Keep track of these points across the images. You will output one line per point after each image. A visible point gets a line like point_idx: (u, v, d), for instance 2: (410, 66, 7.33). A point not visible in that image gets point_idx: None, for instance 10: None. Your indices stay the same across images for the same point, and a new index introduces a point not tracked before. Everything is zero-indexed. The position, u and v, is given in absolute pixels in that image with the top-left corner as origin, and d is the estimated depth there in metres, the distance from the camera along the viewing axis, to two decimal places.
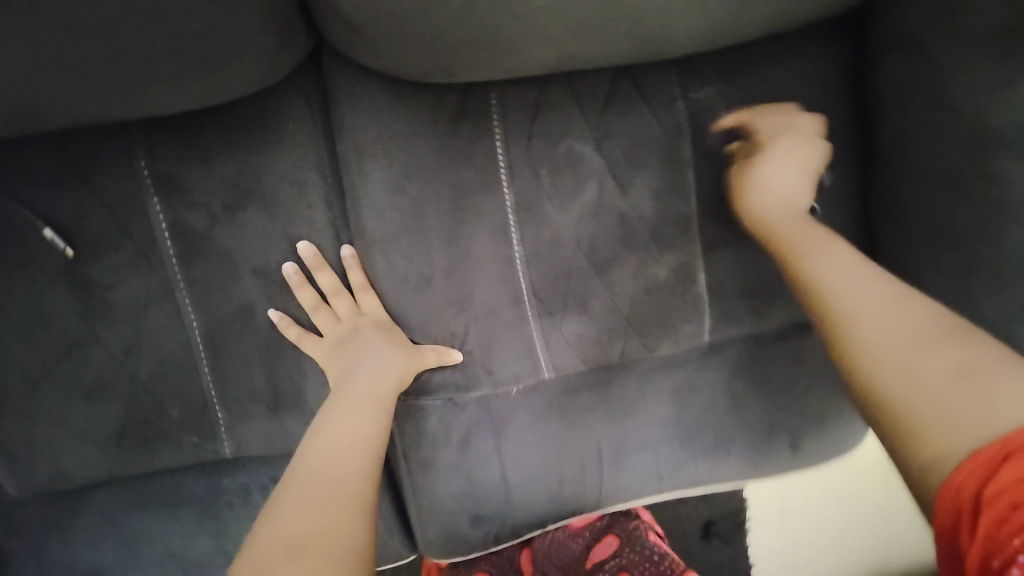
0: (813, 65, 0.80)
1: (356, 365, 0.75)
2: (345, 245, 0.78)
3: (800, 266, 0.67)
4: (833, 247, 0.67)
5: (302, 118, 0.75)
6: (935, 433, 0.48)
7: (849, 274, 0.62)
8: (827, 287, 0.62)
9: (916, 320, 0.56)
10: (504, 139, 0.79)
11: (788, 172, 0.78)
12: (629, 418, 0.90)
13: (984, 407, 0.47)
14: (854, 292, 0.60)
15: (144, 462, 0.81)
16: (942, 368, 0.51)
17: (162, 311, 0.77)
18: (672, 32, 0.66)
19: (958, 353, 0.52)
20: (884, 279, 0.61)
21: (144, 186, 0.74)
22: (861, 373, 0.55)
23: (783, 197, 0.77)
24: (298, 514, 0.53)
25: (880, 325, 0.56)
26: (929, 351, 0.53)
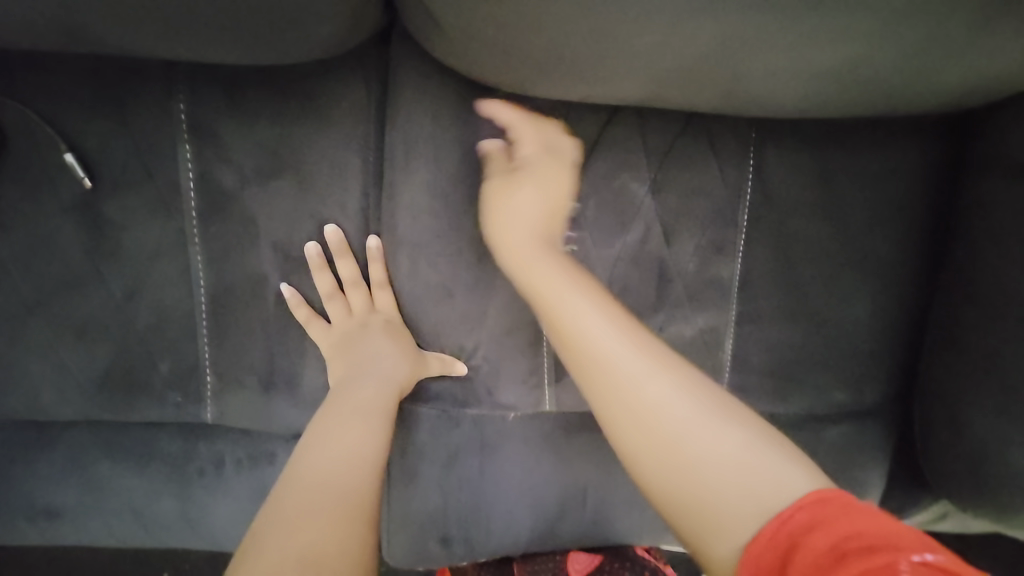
0: (897, 156, 0.76)
1: (362, 365, 0.71)
2: (373, 236, 0.74)
3: (544, 306, 0.60)
4: (567, 282, 0.61)
5: (358, 95, 0.70)
6: (720, 517, 0.47)
7: (601, 332, 0.56)
8: (580, 346, 0.56)
9: (684, 390, 0.52)
10: (560, 162, 0.75)
11: (527, 200, 0.68)
12: (623, 470, 0.87)
13: (756, 489, 0.46)
14: (613, 354, 0.55)
15: (121, 412, 0.78)
16: (715, 447, 0.49)
17: (172, 263, 0.74)
18: (770, 98, 0.62)
19: (727, 433, 0.49)
20: (625, 331, 0.56)
21: (178, 131, 0.70)
22: (650, 481, 0.51)
23: (519, 217, 0.68)
24: (305, 525, 0.50)
25: (657, 415, 0.51)
26: (657, 405, 0.52)
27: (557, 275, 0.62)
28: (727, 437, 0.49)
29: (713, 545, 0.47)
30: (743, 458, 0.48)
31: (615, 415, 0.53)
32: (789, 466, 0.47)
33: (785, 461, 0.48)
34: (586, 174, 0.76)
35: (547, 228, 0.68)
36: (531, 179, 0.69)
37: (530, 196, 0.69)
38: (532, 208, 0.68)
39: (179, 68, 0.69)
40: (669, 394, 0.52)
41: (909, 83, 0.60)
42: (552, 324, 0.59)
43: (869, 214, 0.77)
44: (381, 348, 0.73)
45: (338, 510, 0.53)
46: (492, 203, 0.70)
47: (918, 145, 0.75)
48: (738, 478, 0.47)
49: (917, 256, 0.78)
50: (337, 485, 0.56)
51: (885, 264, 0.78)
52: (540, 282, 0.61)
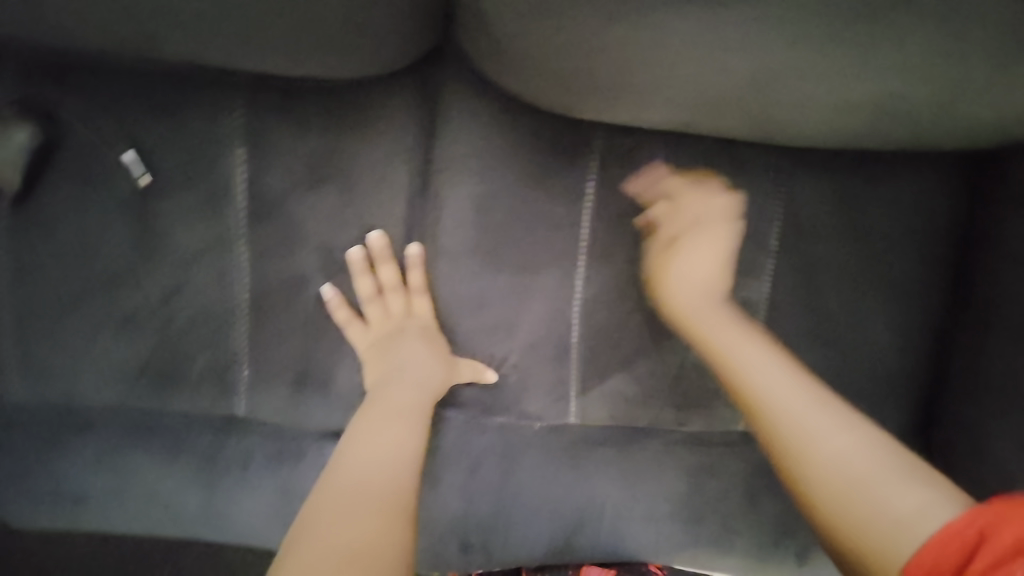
0: (926, 191, 0.78)
1: (400, 366, 0.74)
2: (414, 242, 0.76)
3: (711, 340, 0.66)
4: (744, 327, 0.67)
5: (408, 108, 0.73)
6: (874, 541, 0.53)
7: (783, 386, 0.61)
8: (738, 378, 0.64)
9: (835, 420, 0.59)
10: (597, 180, 0.77)
11: (704, 251, 0.71)
12: (643, 486, 0.87)
13: (898, 510, 0.53)
14: (801, 405, 0.61)
15: (157, 403, 0.80)
16: (890, 490, 0.55)
17: (216, 259, 0.76)
18: (806, 128, 0.65)
19: (863, 447, 0.57)
20: (796, 377, 0.62)
21: (233, 134, 0.73)
22: (812, 492, 0.58)
23: (698, 270, 0.70)
24: (344, 525, 0.53)
25: (839, 455, 0.57)
26: (844, 453, 0.57)
27: (727, 324, 0.67)
28: (902, 479, 0.55)
29: (878, 559, 0.53)
30: (873, 472, 0.56)
31: (785, 443, 0.59)
32: (932, 497, 0.54)
33: (932, 497, 0.54)
34: (622, 192, 0.77)
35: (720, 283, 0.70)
36: (695, 211, 0.72)
37: (701, 255, 0.70)
38: (710, 269, 0.70)
39: (239, 75, 0.72)
40: (853, 443, 0.58)
41: (942, 120, 0.62)
42: (710, 363, 0.66)
43: (895, 245, 0.79)
44: (417, 352, 0.75)
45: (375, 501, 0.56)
46: (658, 270, 0.72)
47: (946, 181, 0.78)
48: (891, 503, 0.54)
49: (941, 288, 0.80)
50: (373, 477, 0.59)
51: (908, 295, 0.80)
52: (717, 330, 0.66)
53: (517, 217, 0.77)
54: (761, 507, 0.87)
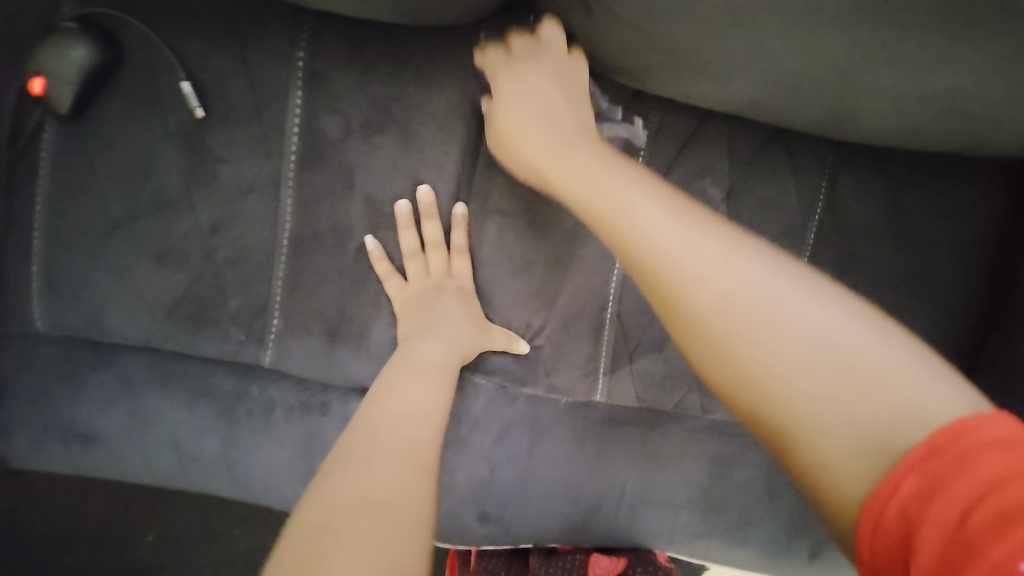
0: (970, 201, 0.78)
1: (436, 325, 0.72)
2: (460, 202, 0.75)
3: (601, 213, 0.56)
4: (625, 176, 0.58)
5: (470, 67, 0.73)
6: (833, 430, 0.44)
7: (715, 260, 0.50)
8: (640, 245, 0.53)
9: (753, 277, 0.49)
10: (648, 159, 0.78)
11: (537, 104, 0.66)
12: (662, 468, 0.87)
13: (866, 388, 0.44)
14: (697, 262, 0.50)
15: (185, 342, 0.79)
16: (819, 336, 0.46)
17: (262, 201, 0.75)
18: (866, 118, 0.66)
19: (805, 304, 0.47)
20: (691, 222, 0.53)
21: (293, 76, 0.73)
22: (749, 380, 0.47)
23: (543, 116, 0.65)
24: (365, 471, 0.50)
25: (802, 340, 0.46)
26: (812, 329, 0.47)
27: (613, 179, 0.57)
28: (880, 347, 0.45)
29: (838, 479, 0.44)
30: (825, 337, 0.46)
31: (699, 321, 0.49)
32: (925, 370, 0.45)
33: (916, 368, 0.45)
34: (671, 173, 0.79)
35: (567, 122, 0.65)
36: (530, 79, 0.67)
37: (535, 103, 0.66)
38: (552, 115, 0.65)
39: (307, 17, 0.72)
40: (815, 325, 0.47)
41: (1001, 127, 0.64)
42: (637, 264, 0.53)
43: (932, 250, 0.79)
44: (451, 313, 0.74)
45: (406, 458, 0.52)
46: (500, 128, 0.68)
47: (992, 188, 0.78)
48: (848, 386, 0.45)
49: (976, 293, 0.80)
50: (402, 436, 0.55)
51: (943, 298, 0.80)
52: (573, 177, 0.59)
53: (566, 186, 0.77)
54: (777, 497, 0.88)
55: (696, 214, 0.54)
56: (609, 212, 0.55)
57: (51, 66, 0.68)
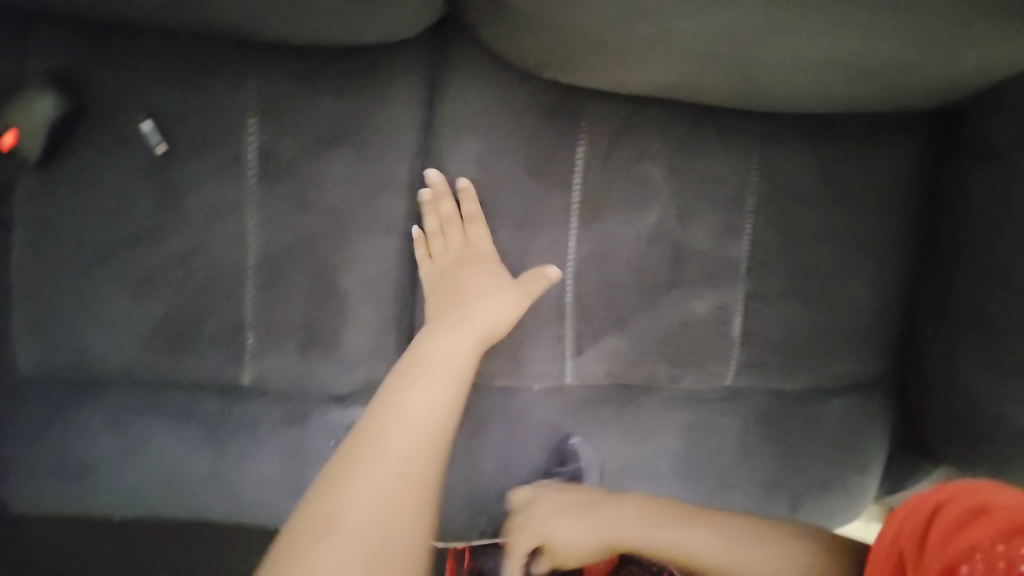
0: (889, 153, 0.85)
1: (475, 290, 0.77)
2: (464, 179, 0.79)
3: (641, 545, 0.75)
4: (636, 516, 0.76)
5: (410, 80, 0.78)
6: None
7: (653, 538, 0.75)
8: (677, 554, 0.73)
9: (721, 546, 0.72)
10: (586, 147, 0.83)
11: (576, 521, 0.77)
12: (642, 442, 0.91)
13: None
14: (701, 550, 0.71)
15: (166, 368, 0.82)
16: (772, 563, 0.70)
17: (227, 226, 0.80)
18: (781, 85, 0.72)
19: (755, 551, 0.71)
20: (696, 526, 0.75)
21: (246, 105, 0.78)
22: None
23: (572, 531, 0.77)
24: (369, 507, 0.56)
25: (670, 538, 0.74)
26: (692, 547, 0.73)
27: (614, 522, 0.77)
28: (764, 555, 0.70)
29: None
30: (768, 562, 0.70)
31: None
32: (807, 564, 0.69)
33: (820, 559, 0.70)
34: (610, 160, 0.84)
35: (588, 533, 0.76)
36: (541, 512, 0.79)
37: (574, 526, 0.77)
38: (571, 527, 0.77)
39: (254, 50, 0.77)
40: (696, 540, 0.73)
41: (901, 74, 0.70)
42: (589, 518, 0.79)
43: (862, 202, 0.85)
44: (481, 283, 0.78)
45: (399, 482, 0.58)
46: (550, 528, 0.77)
47: (910, 137, 0.84)
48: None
49: (911, 236, 0.86)
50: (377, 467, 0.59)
51: (881, 245, 0.86)
52: (625, 540, 0.74)
53: (513, 181, 0.81)
54: (754, 456, 0.92)
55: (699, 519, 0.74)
56: (679, 551, 0.73)
57: (19, 120, 0.73)
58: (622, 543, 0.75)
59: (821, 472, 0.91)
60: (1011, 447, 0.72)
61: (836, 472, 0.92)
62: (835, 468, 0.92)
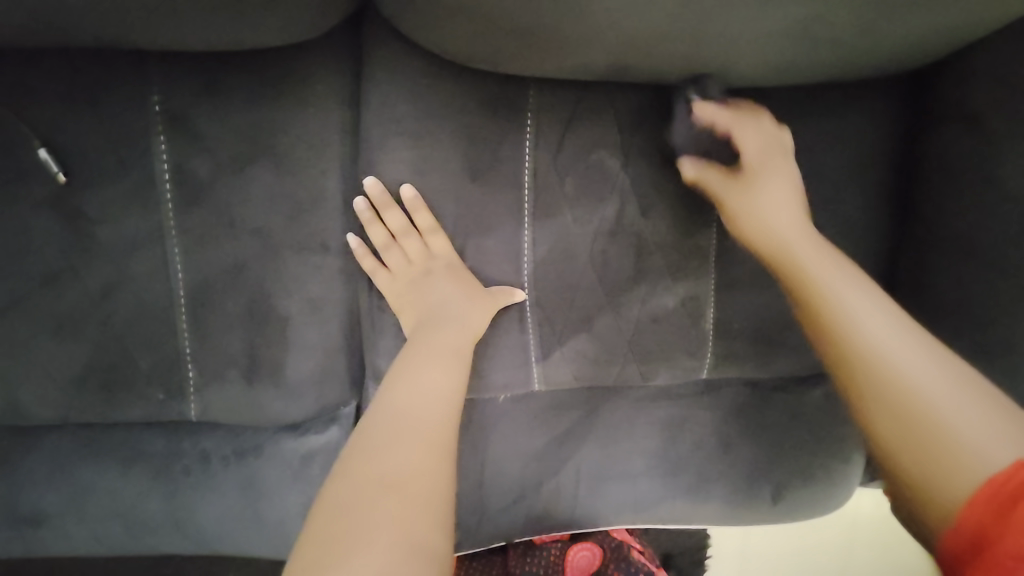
0: (863, 122, 0.77)
1: (440, 304, 0.75)
2: (408, 185, 0.73)
3: (795, 273, 0.66)
4: (852, 276, 0.63)
5: (331, 81, 0.71)
6: (966, 459, 0.50)
7: (860, 292, 0.61)
8: (842, 311, 0.60)
9: (963, 392, 0.53)
10: (534, 138, 0.76)
11: (784, 193, 0.71)
12: (615, 444, 0.87)
13: (963, 446, 0.51)
14: (903, 362, 0.56)
15: (103, 411, 0.77)
16: (980, 422, 0.51)
17: (149, 255, 0.73)
18: (734, 63, 0.67)
19: (959, 399, 0.53)
20: (905, 326, 0.58)
21: (151, 122, 0.70)
22: (892, 390, 0.55)
23: (772, 207, 0.71)
24: (386, 460, 0.58)
25: (864, 314, 0.59)
26: (928, 373, 0.55)
27: (785, 211, 0.70)
28: (958, 394, 0.53)
29: (940, 490, 0.51)
30: (967, 419, 0.51)
31: (869, 383, 0.56)
32: (1012, 428, 0.50)
33: (998, 424, 0.51)
34: (561, 151, 0.77)
35: (798, 207, 0.71)
36: (770, 184, 0.72)
37: (778, 184, 0.72)
38: (789, 202, 0.71)
39: (152, 58, 0.69)
40: (884, 327, 0.58)
41: (864, 42, 0.64)
42: (784, 266, 0.67)
43: (836, 178, 0.78)
44: (450, 294, 0.75)
45: (426, 441, 0.61)
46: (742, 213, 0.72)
47: (878, 106, 0.76)
48: (964, 435, 0.51)
49: (882, 215, 0.79)
50: (417, 415, 0.63)
51: (853, 226, 0.79)
52: (841, 302, 0.61)
53: (455, 183, 0.75)
54: (734, 449, 0.88)
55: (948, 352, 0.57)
56: (826, 309, 0.61)
57: None
58: (823, 320, 0.61)
59: (803, 461, 0.88)
60: None
61: (817, 460, 0.89)
62: (816, 455, 0.89)
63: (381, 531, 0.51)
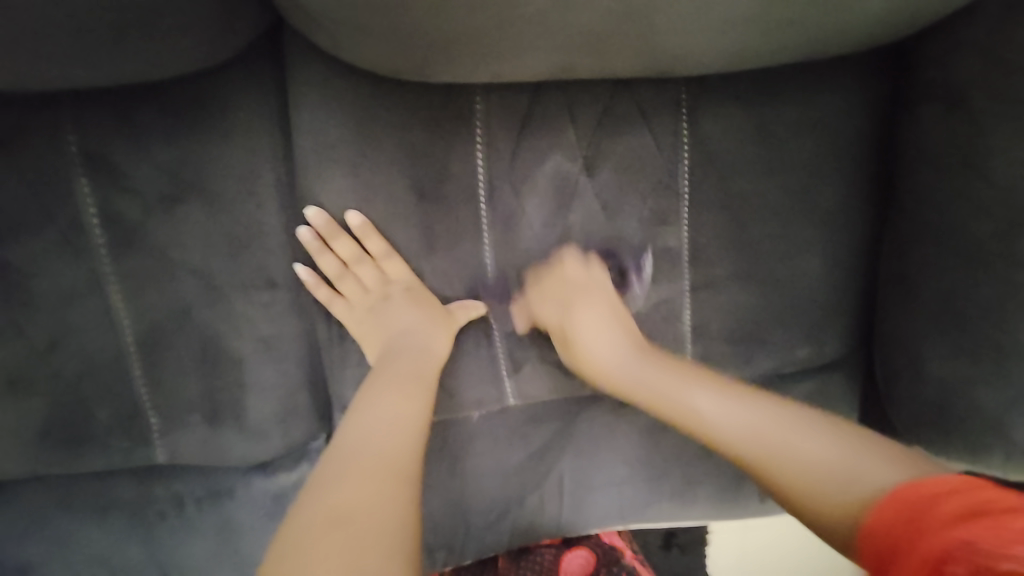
0: (839, 104, 0.71)
1: (400, 333, 0.70)
2: (353, 211, 0.69)
3: (664, 409, 0.68)
4: (666, 368, 0.70)
5: (257, 108, 0.67)
6: (830, 509, 0.56)
7: (701, 398, 0.67)
8: (670, 407, 0.68)
9: (737, 411, 0.65)
10: (484, 150, 0.70)
11: (602, 321, 0.73)
12: (595, 452, 0.85)
13: (861, 479, 0.56)
14: (720, 423, 0.65)
15: (68, 465, 0.75)
16: (797, 443, 0.61)
17: (89, 305, 0.70)
18: (689, 58, 0.61)
19: (802, 437, 0.61)
20: (710, 383, 0.68)
21: (73, 165, 0.66)
22: (749, 464, 0.62)
23: (608, 354, 0.72)
24: (342, 486, 0.54)
25: (733, 429, 0.64)
26: (791, 439, 0.61)
27: (611, 321, 0.73)
28: (770, 424, 0.63)
29: (833, 530, 0.56)
30: (803, 441, 0.61)
31: (720, 446, 0.64)
32: (874, 454, 0.57)
33: (867, 456, 0.57)
34: (515, 160, 0.71)
35: None
36: None
37: None
38: None
39: (62, 98, 0.65)
40: (745, 411, 0.64)
41: (832, 22, 0.59)
42: (655, 403, 0.69)
43: (813, 165, 0.72)
44: (409, 318, 0.70)
45: (381, 465, 0.56)
46: None
47: (855, 88, 0.71)
48: (840, 467, 0.57)
49: (864, 203, 0.74)
50: (378, 443, 0.59)
51: (831, 217, 0.74)
52: (650, 379, 0.69)
53: (402, 204, 0.70)
54: (719, 450, 0.85)
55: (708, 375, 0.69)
56: (641, 354, 0.71)
57: None
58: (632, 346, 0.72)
59: None
60: (983, 434, 0.66)
61: None
62: None
63: (329, 552, 0.47)
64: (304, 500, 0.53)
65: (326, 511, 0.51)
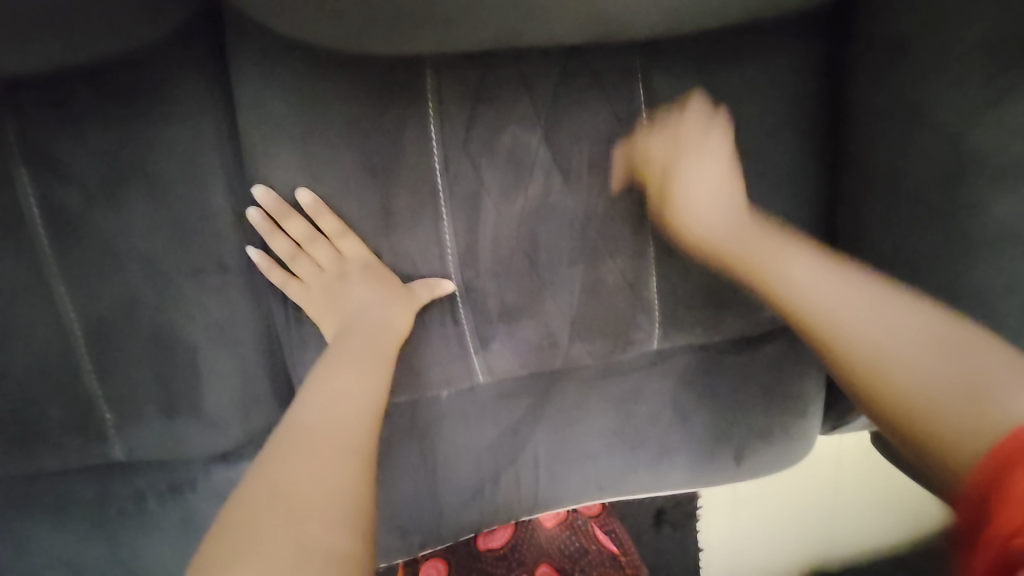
0: (789, 65, 0.71)
1: (356, 311, 0.69)
2: (303, 189, 0.68)
3: (756, 271, 0.68)
4: (783, 253, 0.67)
5: (198, 90, 0.66)
6: (948, 439, 0.50)
7: (849, 308, 0.60)
8: (790, 295, 0.64)
9: (873, 315, 0.59)
10: (438, 123, 0.69)
11: (712, 173, 0.71)
12: (567, 427, 0.85)
13: (984, 407, 0.50)
14: (835, 304, 0.61)
15: (22, 466, 0.72)
16: (922, 367, 0.55)
17: (32, 300, 0.67)
18: (634, 26, 0.61)
19: (932, 328, 0.57)
20: (859, 283, 0.62)
21: (6, 153, 0.64)
22: (824, 333, 0.61)
23: (712, 208, 0.71)
24: (293, 463, 0.52)
25: (858, 317, 0.60)
26: (915, 333, 0.57)
27: (749, 240, 0.69)
28: (898, 311, 0.59)
29: (933, 434, 0.51)
30: (931, 358, 0.55)
31: (816, 326, 0.61)
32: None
33: (1020, 377, 0.51)
34: (470, 134, 0.70)
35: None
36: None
37: None
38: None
39: None
40: (887, 321, 0.58)
41: None
42: (749, 269, 0.68)
43: (767, 127, 0.73)
44: (365, 297, 0.69)
45: (335, 440, 0.55)
46: None
47: (806, 48, 0.71)
48: (932, 361, 0.54)
49: (818, 160, 0.75)
50: (333, 420, 0.57)
51: (789, 177, 0.74)
52: (754, 243, 0.69)
53: (354, 181, 0.69)
54: (692, 417, 0.86)
55: (869, 280, 0.63)
56: (765, 274, 0.67)
57: None
58: (737, 262, 0.69)
59: (762, 420, 0.86)
60: None
61: (779, 417, 0.86)
62: (777, 414, 0.86)
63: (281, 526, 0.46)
64: (249, 481, 0.51)
65: (276, 487, 0.50)
